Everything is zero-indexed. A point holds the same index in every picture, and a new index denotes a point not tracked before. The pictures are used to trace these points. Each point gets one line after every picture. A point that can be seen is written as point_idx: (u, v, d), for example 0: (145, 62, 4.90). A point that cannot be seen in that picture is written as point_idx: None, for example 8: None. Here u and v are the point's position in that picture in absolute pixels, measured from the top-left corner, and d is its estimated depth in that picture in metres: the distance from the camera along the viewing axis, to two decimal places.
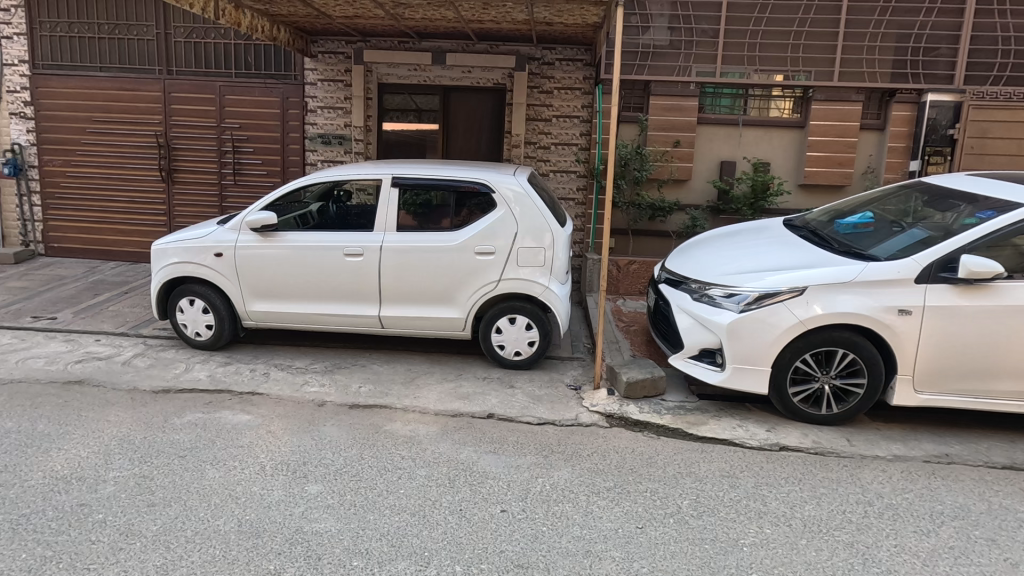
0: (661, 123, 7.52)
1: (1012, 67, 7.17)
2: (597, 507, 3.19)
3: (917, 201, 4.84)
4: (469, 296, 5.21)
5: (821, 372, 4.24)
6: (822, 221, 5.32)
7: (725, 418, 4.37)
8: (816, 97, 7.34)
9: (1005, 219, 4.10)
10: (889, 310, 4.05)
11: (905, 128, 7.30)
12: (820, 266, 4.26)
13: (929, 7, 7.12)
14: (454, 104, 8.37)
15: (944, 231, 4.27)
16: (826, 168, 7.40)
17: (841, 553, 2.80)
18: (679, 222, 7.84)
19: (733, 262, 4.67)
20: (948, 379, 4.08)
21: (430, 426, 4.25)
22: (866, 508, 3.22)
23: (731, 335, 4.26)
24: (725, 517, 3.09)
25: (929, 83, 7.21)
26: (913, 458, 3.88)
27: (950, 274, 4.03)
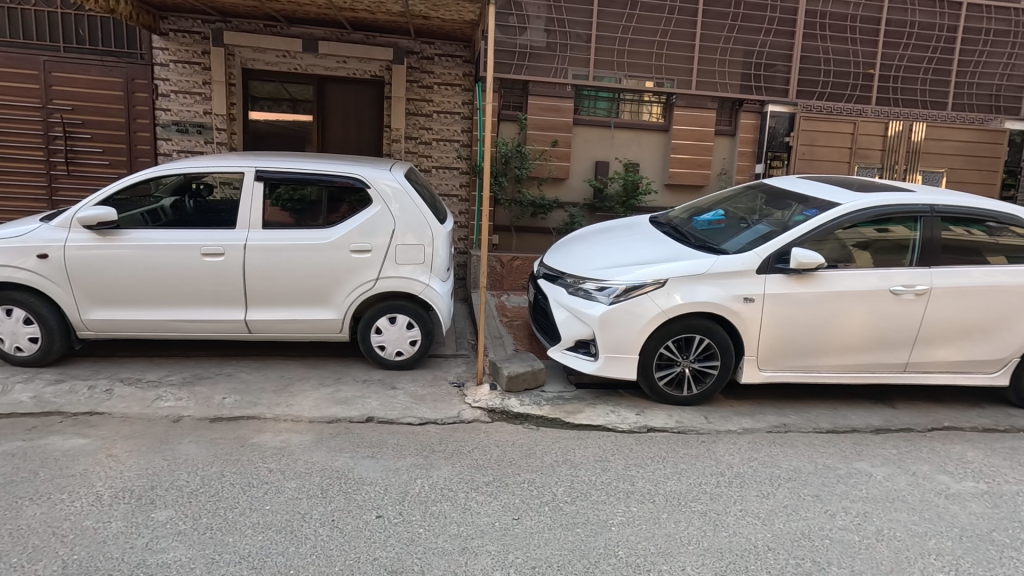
0: (540, 122, 7.74)
1: (832, 85, 8.26)
2: (475, 503, 3.20)
3: (761, 201, 5.42)
4: (346, 296, 4.99)
5: (682, 357, 4.61)
6: (683, 218, 5.79)
7: (600, 405, 4.61)
8: (678, 103, 7.98)
9: (827, 215, 4.71)
10: (737, 298, 4.50)
11: (751, 135, 8.18)
12: (679, 260, 4.63)
13: (768, 28, 8.00)
14: (330, 95, 7.97)
15: (780, 226, 4.83)
16: (687, 169, 8.08)
17: (695, 521, 3.06)
18: (559, 219, 8.12)
19: (605, 257, 4.93)
20: (785, 357, 4.63)
21: (303, 434, 4.01)
22: (718, 478, 3.55)
23: (602, 326, 4.50)
24: (595, 501, 3.24)
25: (769, 95, 8.12)
26: (758, 429, 4.35)
27: (784, 265, 4.56)
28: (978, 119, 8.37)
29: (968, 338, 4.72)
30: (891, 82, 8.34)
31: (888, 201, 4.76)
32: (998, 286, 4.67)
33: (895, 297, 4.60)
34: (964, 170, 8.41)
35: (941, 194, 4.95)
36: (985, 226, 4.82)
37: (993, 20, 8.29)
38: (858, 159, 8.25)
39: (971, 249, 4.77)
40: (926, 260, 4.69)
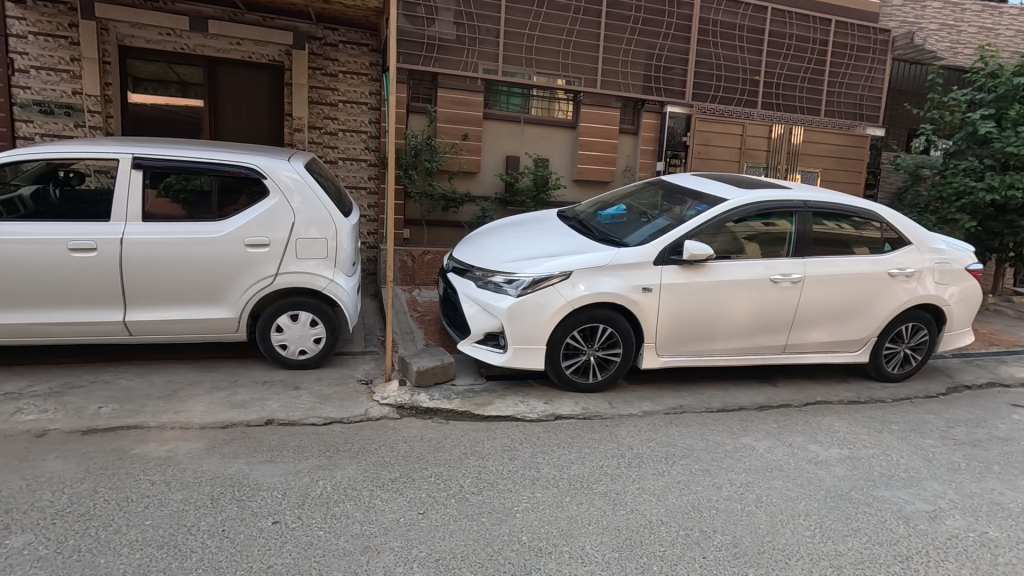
0: (450, 116, 7.68)
1: (723, 89, 8.86)
2: (380, 501, 3.13)
3: (659, 196, 5.73)
4: (241, 294, 4.69)
5: (587, 345, 4.78)
6: (589, 212, 5.99)
7: (509, 396, 4.68)
8: (584, 101, 8.22)
9: (715, 210, 5.06)
10: (636, 288, 4.72)
11: (652, 134, 8.61)
12: (583, 252, 4.78)
13: (665, 32, 8.44)
14: (223, 79, 7.45)
15: (674, 220, 5.12)
16: (594, 166, 8.35)
17: (596, 502, 3.18)
18: (471, 213, 8.12)
19: (513, 250, 4.99)
20: (680, 343, 4.93)
21: (193, 442, 3.74)
22: (619, 460, 3.72)
23: (510, 318, 4.57)
24: (501, 490, 3.29)
25: (668, 96, 8.59)
26: (657, 411, 4.61)
27: (678, 257, 4.85)
28: (845, 125, 9.30)
29: (836, 320, 5.25)
30: (773, 88, 9.08)
31: (768, 198, 5.19)
32: (860, 274, 5.24)
33: (774, 285, 5.03)
34: (834, 170, 9.33)
35: (814, 192, 5.46)
36: (850, 221, 5.38)
37: (856, 37, 9.26)
38: (746, 159, 8.93)
39: (839, 241, 5.31)
40: (801, 251, 5.17)
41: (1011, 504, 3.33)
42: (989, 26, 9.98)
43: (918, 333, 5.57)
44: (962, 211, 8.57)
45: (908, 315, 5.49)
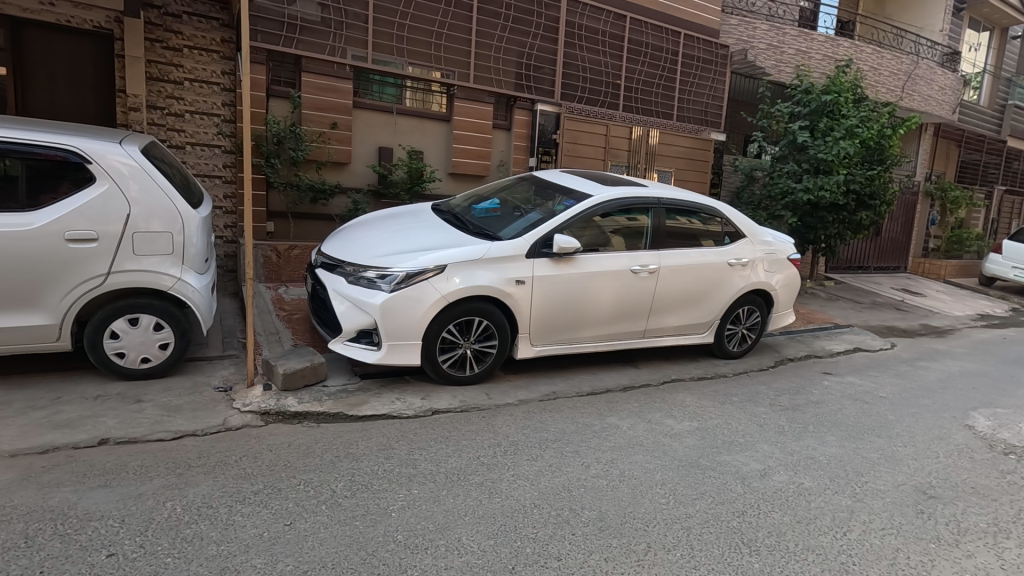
0: (316, 102, 7.25)
1: (589, 91, 9.34)
2: (240, 516, 2.89)
3: (530, 191, 5.91)
4: (63, 297, 4.04)
5: (463, 339, 4.80)
6: (463, 205, 6.01)
7: (385, 394, 4.56)
8: (458, 95, 8.21)
9: (582, 206, 5.34)
10: (510, 281, 4.83)
11: (524, 131, 8.86)
12: (457, 246, 4.79)
13: (535, 32, 8.70)
14: (34, 44, 6.35)
15: (545, 215, 5.32)
16: (469, 160, 8.40)
17: (472, 493, 3.22)
18: (342, 206, 7.76)
19: (386, 244, 4.86)
20: (551, 333, 5.15)
21: (1, 473, 3.16)
22: (494, 449, 3.79)
23: (383, 314, 4.45)
24: (375, 490, 3.20)
25: (538, 94, 8.88)
26: (532, 399, 4.77)
27: (548, 250, 5.05)
28: (694, 129, 10.28)
29: (687, 305, 5.82)
30: (633, 93, 9.76)
31: (627, 195, 5.60)
32: (705, 264, 5.84)
33: (635, 275, 5.44)
34: (686, 170, 10.29)
35: (667, 190, 5.98)
36: (698, 216, 5.98)
37: (701, 50, 10.29)
38: (610, 158, 9.53)
39: (689, 234, 5.87)
40: (656, 244, 5.64)
41: (822, 456, 3.93)
42: (804, 49, 11.50)
43: (752, 315, 6.34)
44: (786, 209, 9.91)
45: (744, 300, 6.24)
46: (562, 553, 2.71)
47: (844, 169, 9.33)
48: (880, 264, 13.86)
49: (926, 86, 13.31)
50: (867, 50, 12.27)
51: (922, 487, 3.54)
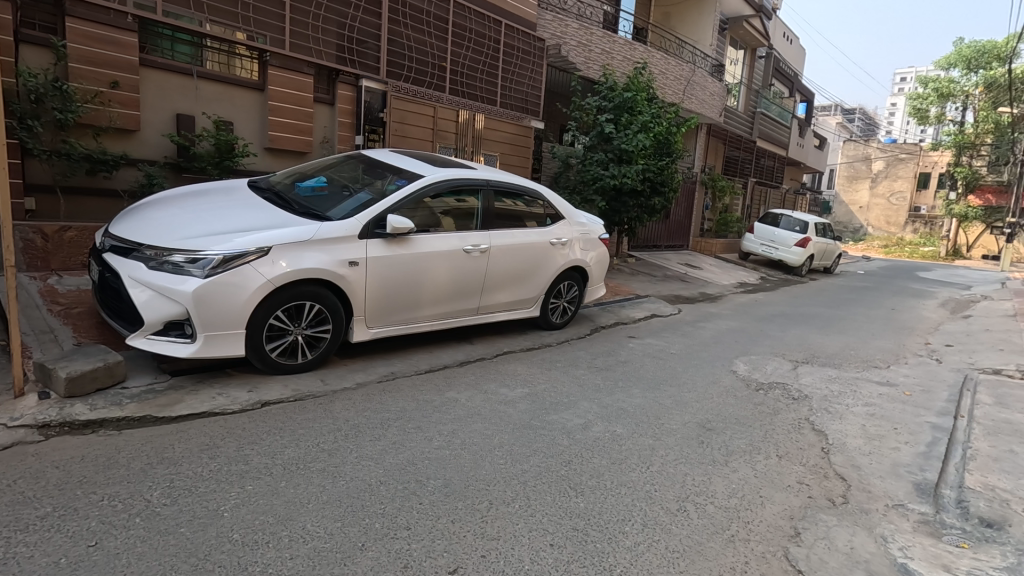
0: (88, 55, 6.09)
1: (415, 71, 9.26)
2: (25, 546, 2.44)
3: (359, 169, 5.74)
4: None
5: (293, 325, 4.55)
6: (285, 183, 5.63)
7: (202, 390, 4.14)
8: (272, 62, 7.52)
9: (413, 186, 5.38)
10: (342, 263, 4.69)
11: (349, 107, 8.51)
12: (281, 227, 4.49)
13: (356, 3, 8.32)
14: None
15: (376, 195, 5.24)
16: (288, 134, 7.79)
17: (314, 481, 3.12)
18: (130, 180, 6.67)
19: (195, 224, 4.36)
20: (388, 314, 5.12)
21: None
22: (335, 434, 3.71)
23: (197, 302, 4.01)
24: (201, 493, 2.93)
25: (362, 69, 8.55)
26: (370, 382, 4.73)
27: (382, 230, 5.00)
28: (516, 116, 10.80)
29: (516, 282, 6.22)
30: (458, 76, 9.91)
31: (457, 177, 5.77)
32: (531, 243, 6.29)
33: (467, 255, 5.64)
34: (510, 156, 10.80)
35: (494, 173, 6.29)
36: (523, 199, 6.40)
37: (520, 41, 10.82)
38: (439, 140, 9.60)
39: (515, 215, 6.26)
40: (486, 224, 5.91)
41: (629, 406, 4.58)
42: (608, 49, 12.75)
43: (572, 290, 7.02)
44: (596, 194, 11.04)
45: (565, 276, 6.87)
46: (410, 523, 2.79)
47: (641, 160, 10.69)
48: (669, 243, 16.21)
49: (701, 92, 15.77)
50: (657, 56, 14.06)
51: (702, 422, 4.35)
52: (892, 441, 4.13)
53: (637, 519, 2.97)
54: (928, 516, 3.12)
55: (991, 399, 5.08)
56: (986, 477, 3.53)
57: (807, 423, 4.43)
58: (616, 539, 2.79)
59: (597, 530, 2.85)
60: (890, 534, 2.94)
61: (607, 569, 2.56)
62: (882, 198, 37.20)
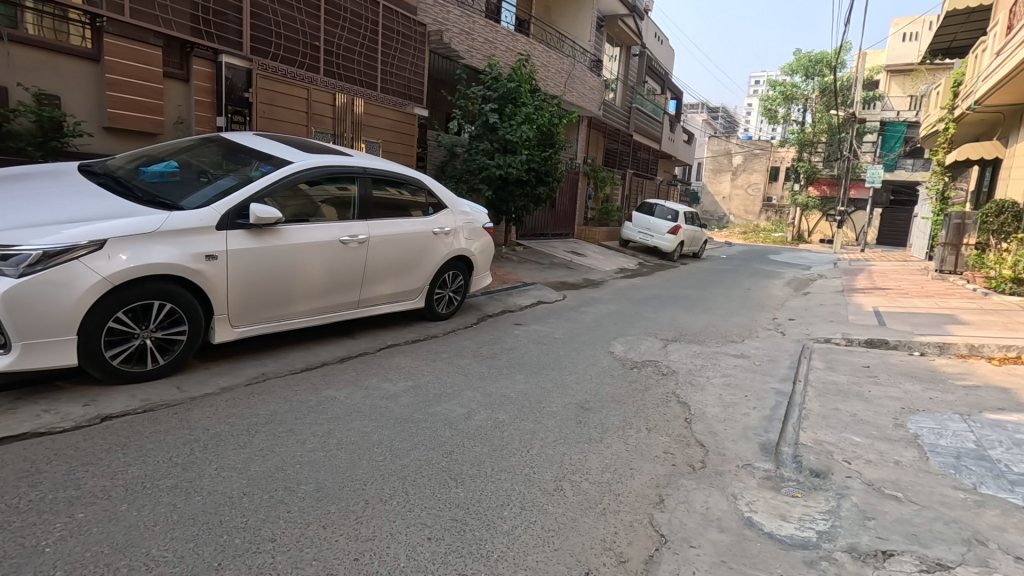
0: None
1: (284, 49, 8.61)
2: None
3: (217, 153, 5.23)
4: None
5: (140, 327, 4.05)
6: (128, 167, 4.98)
7: (24, 408, 3.57)
8: (109, 30, 6.62)
9: (280, 173, 5.01)
10: (197, 257, 4.26)
11: (208, 84, 7.74)
12: (120, 218, 3.97)
13: None
14: None
15: (237, 182, 4.81)
16: (133, 112, 6.90)
17: (164, 500, 2.81)
18: None
19: (6, 215, 3.72)
20: (257, 311, 4.75)
21: None
22: (191, 446, 3.37)
23: (11, 306, 3.43)
24: (17, 529, 2.51)
25: (221, 44, 7.78)
26: (236, 385, 4.35)
27: (244, 221, 4.60)
28: (398, 103, 10.45)
29: (398, 273, 6.05)
30: (334, 57, 9.37)
31: (331, 163, 5.47)
32: (413, 233, 6.13)
33: (344, 246, 5.37)
34: (393, 143, 10.45)
35: (372, 160, 6.04)
36: (403, 187, 6.21)
37: (400, 25, 10.47)
38: (314, 124, 9.04)
39: (395, 204, 6.06)
40: (365, 214, 5.67)
41: (512, 393, 4.65)
42: (490, 39, 12.76)
43: (457, 279, 6.97)
44: (483, 182, 11.06)
45: (450, 265, 6.80)
46: (276, 534, 2.60)
47: (525, 150, 10.87)
48: (555, 231, 16.73)
49: (581, 85, 16.36)
50: (539, 48, 14.34)
51: (581, 403, 4.53)
52: (744, 407, 4.60)
53: (515, 503, 3.02)
54: (771, 472, 3.51)
55: (821, 364, 5.84)
56: (816, 433, 4.03)
57: (674, 397, 4.79)
58: (494, 525, 2.81)
59: (475, 519, 2.85)
60: (740, 492, 3.25)
61: (484, 556, 2.56)
62: (741, 189, 41.20)
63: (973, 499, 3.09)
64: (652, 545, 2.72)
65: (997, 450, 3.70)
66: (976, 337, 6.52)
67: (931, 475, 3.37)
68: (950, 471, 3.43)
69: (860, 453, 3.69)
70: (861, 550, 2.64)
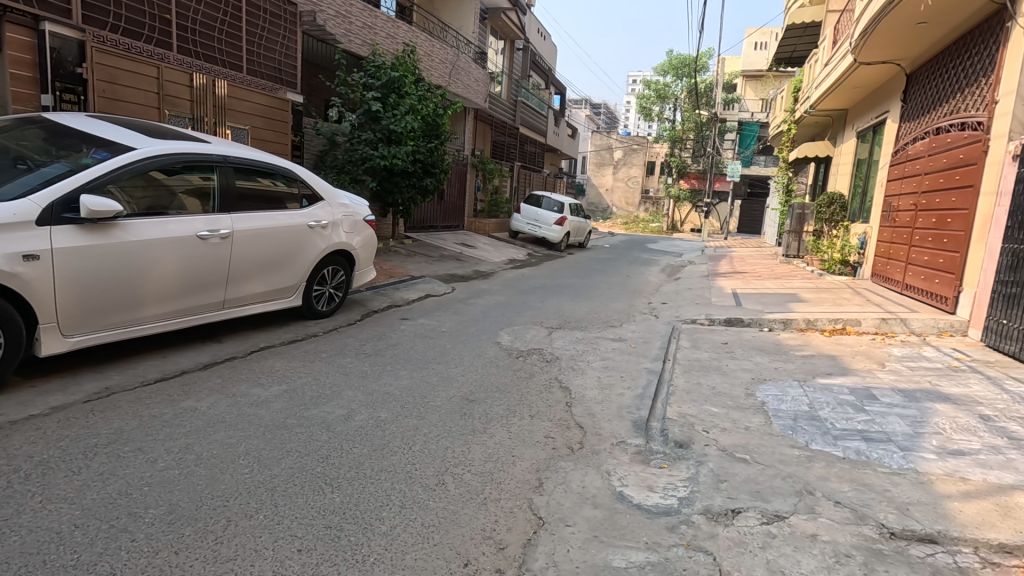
0: None
1: (126, 20, 7.63)
2: None
3: (37, 136, 4.50)
4: None
5: None
6: None
7: None
8: None
9: (119, 159, 4.42)
10: (12, 257, 3.67)
11: (28, 56, 6.67)
12: None
13: None
14: None
15: (64, 170, 4.19)
16: None
17: None
18: None
19: None
20: (96, 318, 4.21)
21: None
22: (9, 478, 2.89)
23: None
24: None
25: (44, 9, 6.71)
26: (72, 403, 3.81)
27: (74, 215, 4.03)
28: (267, 86, 9.67)
29: (270, 270, 5.62)
30: (189, 33, 8.47)
31: (185, 150, 4.94)
32: (285, 226, 5.72)
33: (202, 242, 4.88)
34: (263, 130, 9.70)
35: (234, 148, 5.54)
36: (271, 177, 5.77)
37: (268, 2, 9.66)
38: (167, 107, 8.16)
39: (262, 196, 5.62)
40: (227, 206, 5.20)
41: (396, 390, 4.54)
42: (370, 24, 12.24)
43: (337, 275, 6.63)
44: (366, 173, 10.65)
45: (329, 260, 6.44)
46: (117, 567, 2.31)
47: (409, 141, 10.62)
48: (444, 223, 16.60)
49: (466, 77, 16.29)
50: (422, 37, 14.03)
51: (466, 395, 4.53)
52: (620, 388, 4.87)
53: (395, 502, 2.95)
54: (641, 446, 3.75)
55: (688, 343, 6.35)
56: (681, 407, 4.38)
57: (556, 382, 4.96)
58: (372, 527, 2.71)
59: (351, 524, 2.73)
60: (613, 468, 3.43)
61: (359, 561, 2.46)
62: (622, 181, 43.62)
63: (805, 455, 3.53)
64: (531, 528, 2.78)
65: (825, 410, 4.27)
66: (811, 313, 7.46)
67: (773, 437, 3.80)
68: (788, 432, 3.89)
69: (717, 423, 4.06)
70: (714, 511, 2.90)
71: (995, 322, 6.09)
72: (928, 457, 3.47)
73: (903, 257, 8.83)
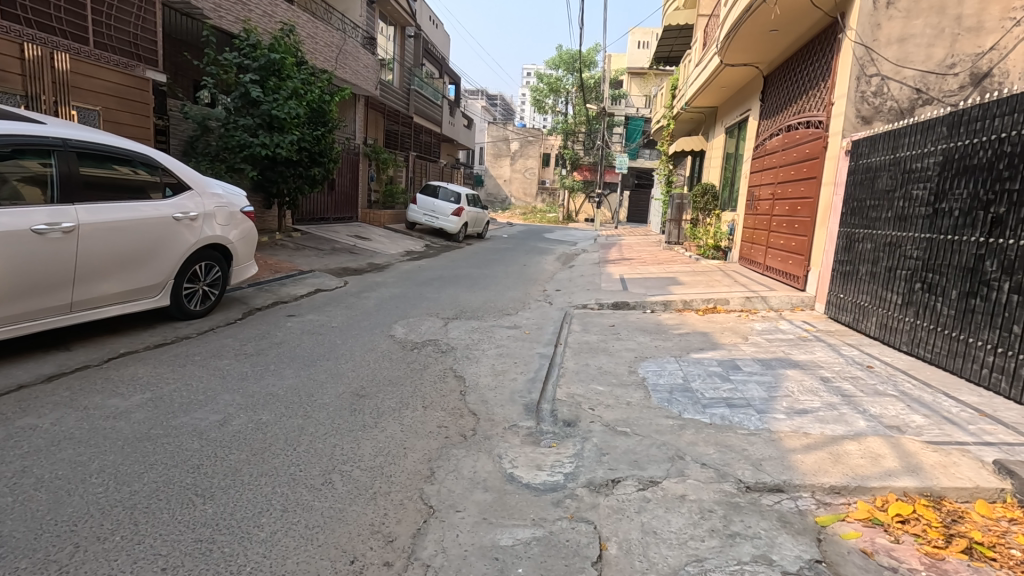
0: None
1: None
2: None
3: None
4: None
5: None
6: None
7: None
8: None
9: None
10: None
11: None
12: None
13: None
14: None
15: None
16: None
17: None
18: None
19: None
20: None
21: None
22: None
23: None
24: None
25: None
26: None
27: None
28: (122, 63, 8.60)
29: (130, 268, 5.04)
30: None
31: (14, 131, 4.27)
32: (145, 219, 5.15)
33: (40, 237, 4.28)
34: (117, 111, 8.63)
35: (78, 129, 4.89)
36: (125, 164, 5.16)
37: None
38: None
39: (115, 184, 5.02)
40: (70, 197, 4.59)
41: (279, 390, 4.29)
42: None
43: (212, 272, 6.10)
44: (245, 162, 9.83)
45: (202, 256, 5.90)
46: None
47: (294, 128, 10.01)
48: (336, 215, 15.89)
49: (354, 62, 15.63)
50: (303, 18, 13.25)
51: (356, 391, 4.39)
52: (512, 373, 4.99)
53: (275, 507, 2.79)
54: (532, 428, 3.86)
55: (578, 327, 6.63)
56: (570, 387, 4.57)
57: (450, 372, 4.97)
58: (248, 535, 2.56)
59: (225, 534, 2.56)
60: (504, 451, 3.51)
61: (234, 573, 2.32)
62: (519, 173, 44.28)
63: (678, 423, 3.83)
64: (421, 517, 2.77)
65: (696, 382, 4.66)
66: (687, 294, 8.08)
67: (651, 410, 4.09)
68: (665, 404, 4.19)
69: (602, 400, 4.29)
70: (596, 482, 3.07)
71: (835, 296, 6.97)
72: (779, 417, 3.91)
73: (764, 241, 9.83)
